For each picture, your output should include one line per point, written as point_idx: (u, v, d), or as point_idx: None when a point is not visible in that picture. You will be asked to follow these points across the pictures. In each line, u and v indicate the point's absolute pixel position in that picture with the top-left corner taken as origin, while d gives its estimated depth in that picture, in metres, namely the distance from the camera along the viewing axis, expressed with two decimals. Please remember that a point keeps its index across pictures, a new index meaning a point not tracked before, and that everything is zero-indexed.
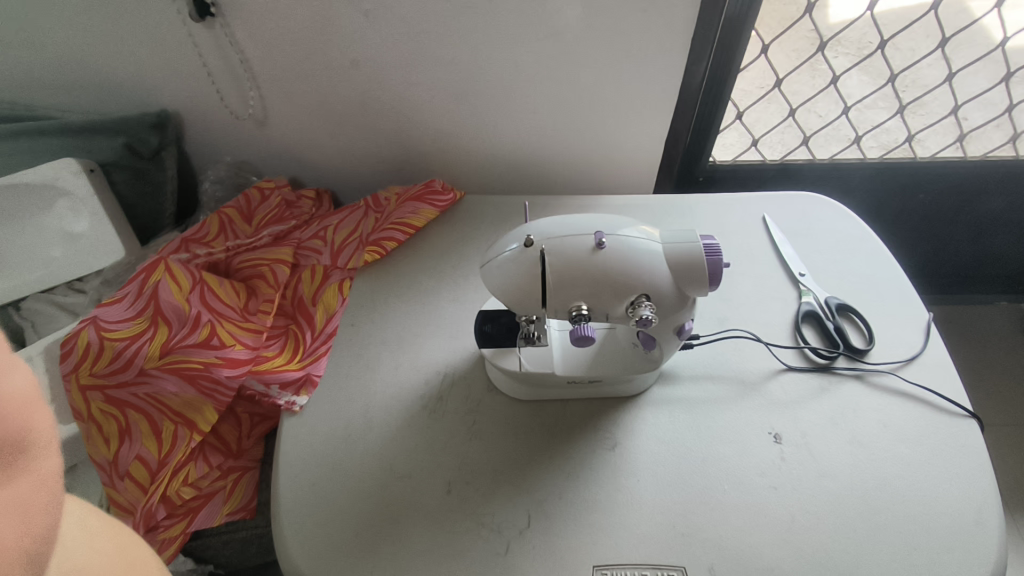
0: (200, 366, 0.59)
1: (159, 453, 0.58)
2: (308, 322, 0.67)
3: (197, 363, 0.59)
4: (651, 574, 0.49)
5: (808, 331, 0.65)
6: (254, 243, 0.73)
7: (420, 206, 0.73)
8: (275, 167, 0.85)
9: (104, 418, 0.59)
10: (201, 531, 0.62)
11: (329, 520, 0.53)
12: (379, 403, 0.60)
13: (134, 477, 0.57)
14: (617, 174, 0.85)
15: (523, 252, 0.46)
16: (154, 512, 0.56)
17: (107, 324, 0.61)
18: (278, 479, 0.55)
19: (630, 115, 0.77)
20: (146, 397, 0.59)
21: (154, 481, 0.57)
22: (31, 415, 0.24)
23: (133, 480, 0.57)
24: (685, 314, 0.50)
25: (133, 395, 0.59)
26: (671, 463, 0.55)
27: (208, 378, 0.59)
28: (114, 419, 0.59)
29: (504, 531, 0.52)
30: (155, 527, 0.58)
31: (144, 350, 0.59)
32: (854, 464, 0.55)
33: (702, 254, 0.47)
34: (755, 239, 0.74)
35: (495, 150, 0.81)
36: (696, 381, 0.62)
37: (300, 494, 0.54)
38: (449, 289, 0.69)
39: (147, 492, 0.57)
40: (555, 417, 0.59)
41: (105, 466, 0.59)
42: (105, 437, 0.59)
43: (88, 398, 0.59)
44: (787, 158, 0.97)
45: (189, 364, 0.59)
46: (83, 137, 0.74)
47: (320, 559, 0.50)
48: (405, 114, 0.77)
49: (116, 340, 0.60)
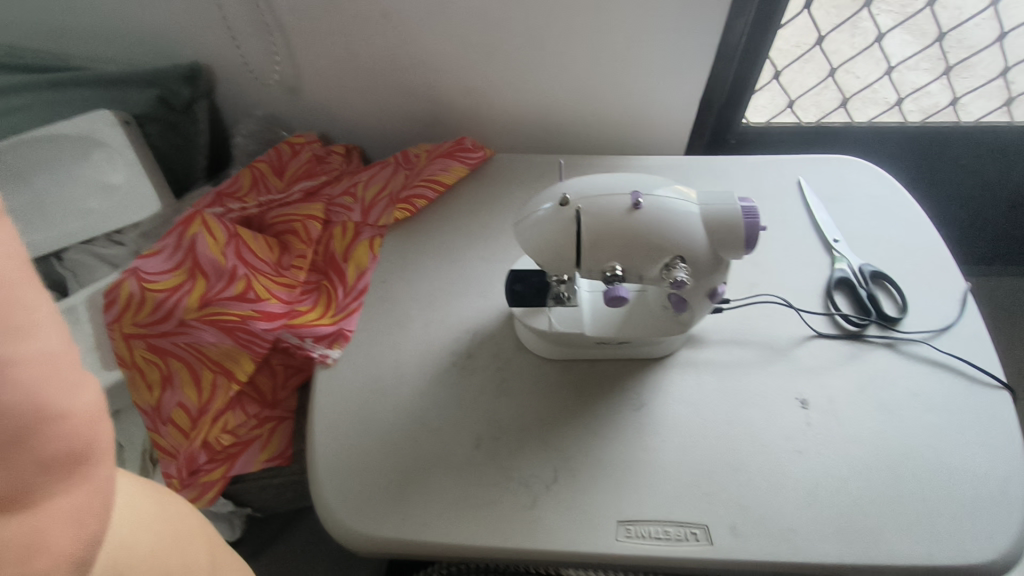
0: (236, 319, 0.60)
1: (199, 401, 0.60)
2: (339, 277, 0.68)
3: (234, 316, 0.60)
4: (674, 531, 0.50)
5: (841, 298, 0.64)
6: (285, 199, 0.74)
7: (450, 163, 0.73)
8: (304, 122, 0.85)
9: (147, 366, 0.61)
10: (241, 475, 0.65)
11: (363, 470, 0.55)
12: (409, 359, 0.61)
13: (177, 422, 0.60)
14: (649, 135, 0.83)
15: (559, 211, 0.46)
16: (195, 456, 0.60)
17: (147, 275, 0.62)
18: (314, 429, 0.57)
19: (665, 73, 0.75)
20: (187, 347, 0.61)
21: (196, 427, 0.60)
22: (95, 428, 0.26)
23: (176, 426, 0.61)
24: (718, 277, 0.50)
25: (174, 344, 0.61)
26: (697, 425, 0.56)
27: (245, 330, 0.60)
28: (156, 366, 0.61)
29: (531, 485, 0.53)
30: (197, 471, 0.61)
31: (184, 301, 0.61)
32: (881, 431, 0.55)
33: (739, 216, 0.47)
34: (789, 204, 0.73)
35: (524, 108, 0.80)
36: (725, 345, 0.62)
37: (334, 443, 0.56)
38: (478, 249, 0.69)
39: (189, 437, 0.60)
40: (583, 376, 0.60)
41: (149, 411, 0.62)
42: (149, 383, 0.62)
43: (131, 346, 0.62)
44: (822, 121, 0.94)
45: (226, 317, 0.60)
46: (118, 89, 0.75)
47: (355, 506, 0.53)
48: (434, 69, 0.76)
49: (156, 291, 0.61)
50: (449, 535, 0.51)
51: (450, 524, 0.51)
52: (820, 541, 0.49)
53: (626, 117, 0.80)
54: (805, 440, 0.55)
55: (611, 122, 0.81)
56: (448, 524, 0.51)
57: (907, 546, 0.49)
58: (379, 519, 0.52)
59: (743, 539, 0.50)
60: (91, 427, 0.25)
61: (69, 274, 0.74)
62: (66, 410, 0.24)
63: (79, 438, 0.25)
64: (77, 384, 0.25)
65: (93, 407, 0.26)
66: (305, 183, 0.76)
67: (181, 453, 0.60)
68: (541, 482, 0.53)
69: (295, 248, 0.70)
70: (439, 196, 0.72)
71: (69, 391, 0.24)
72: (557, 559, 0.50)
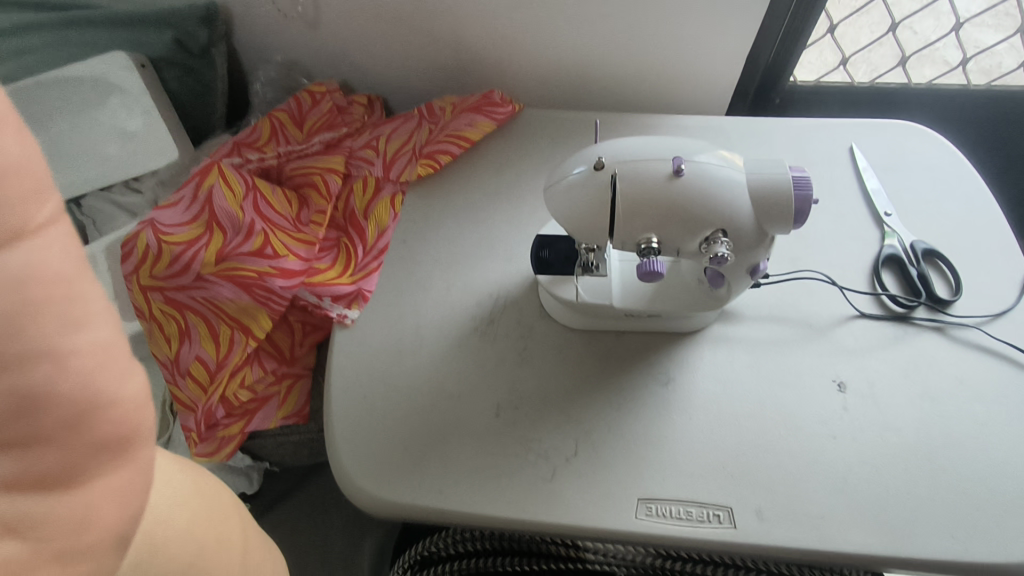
0: (255, 276, 0.59)
1: (217, 356, 0.59)
2: (358, 235, 0.66)
3: (251, 272, 0.59)
4: (697, 512, 0.49)
5: (888, 276, 0.60)
6: (305, 150, 0.71)
7: (477, 118, 0.69)
8: (325, 69, 0.81)
9: (164, 319, 0.60)
10: (258, 431, 0.65)
11: (380, 435, 0.54)
12: (429, 323, 0.59)
13: (194, 376, 0.60)
14: (689, 92, 0.77)
15: (593, 176, 0.43)
16: (214, 410, 0.59)
17: (164, 227, 0.60)
18: (331, 391, 0.56)
19: (712, 25, 0.69)
20: (203, 302, 0.59)
21: (213, 382, 0.59)
22: (141, 414, 0.25)
23: (194, 379, 0.60)
24: (762, 253, 0.46)
25: (191, 297, 0.60)
26: (727, 404, 0.54)
27: (263, 287, 0.59)
28: (173, 320, 0.60)
29: (551, 457, 0.52)
30: (215, 424, 0.61)
31: (200, 255, 0.59)
32: (923, 420, 0.52)
33: (790, 188, 0.43)
34: (838, 171, 0.67)
35: (556, 60, 0.75)
36: (760, 321, 0.58)
37: (352, 406, 0.55)
38: (503, 211, 0.66)
39: (206, 392, 0.59)
40: (609, 348, 0.57)
41: (167, 364, 0.61)
42: (166, 337, 0.61)
43: (148, 298, 0.60)
44: (876, 82, 0.86)
45: (244, 272, 0.59)
46: (133, 31, 0.71)
47: (371, 470, 0.52)
48: (463, 15, 0.71)
49: (173, 244, 0.59)
50: (465, 505, 0.50)
51: (467, 493, 0.50)
52: (850, 531, 0.47)
53: (666, 72, 0.75)
54: (840, 424, 0.52)
55: (650, 78, 0.76)
56: (465, 493, 0.50)
57: (943, 541, 0.46)
58: (394, 485, 0.51)
59: (770, 524, 0.48)
60: (137, 412, 0.25)
61: (90, 222, 0.73)
62: (113, 401, 0.24)
63: (126, 424, 0.25)
64: (127, 374, 0.25)
65: (141, 395, 0.25)
66: (325, 134, 0.73)
67: (198, 407, 0.59)
68: (561, 457, 0.52)
69: (314, 203, 0.68)
70: (464, 153, 0.69)
71: (119, 380, 0.24)
72: (574, 534, 0.49)
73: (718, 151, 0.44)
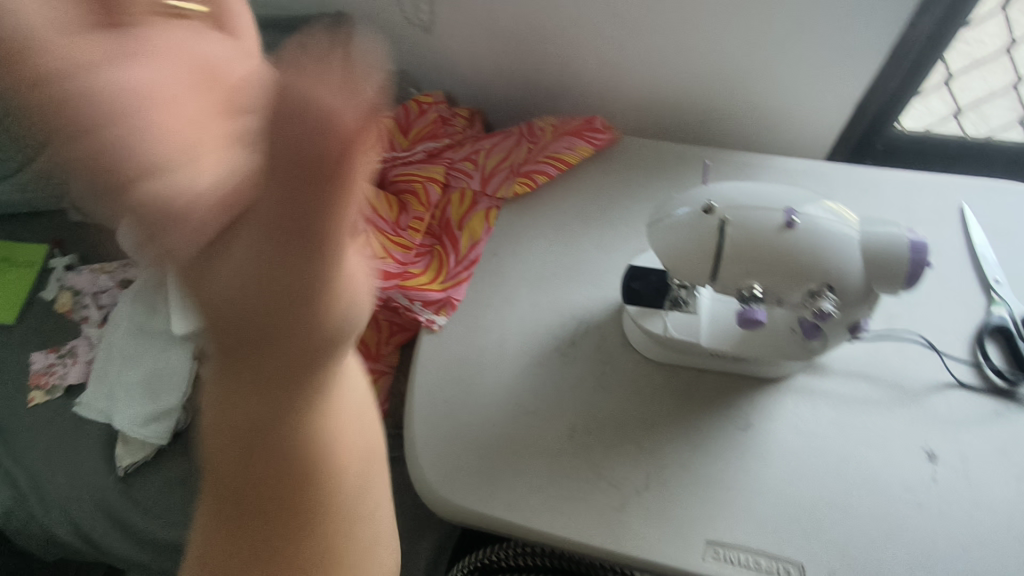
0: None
1: None
2: (452, 243, 0.69)
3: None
4: (766, 564, 0.48)
5: (992, 347, 0.58)
6: (409, 159, 0.75)
7: (577, 142, 0.71)
8: (434, 81, 0.85)
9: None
10: None
11: (458, 441, 0.56)
12: (514, 338, 0.61)
13: None
14: (792, 135, 0.76)
15: (702, 219, 0.43)
16: None
17: None
18: (415, 392, 0.59)
19: (829, 69, 0.68)
20: None
21: None
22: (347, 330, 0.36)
23: None
24: (865, 310, 0.45)
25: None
26: (806, 458, 0.53)
27: None
28: None
29: (622, 486, 0.52)
30: None
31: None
32: (1017, 502, 0.50)
33: (907, 250, 0.42)
34: (947, 231, 0.65)
35: (659, 92, 0.75)
36: (848, 377, 0.57)
37: (433, 409, 0.58)
38: (594, 236, 0.67)
39: None
40: (688, 385, 0.58)
41: None
42: None
43: None
44: (993, 137, 0.81)
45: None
46: (268, 33, 0.76)
47: (446, 474, 0.54)
48: (575, 41, 0.73)
49: None
50: (534, 519, 0.51)
51: (536, 508, 0.52)
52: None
53: (770, 113, 0.74)
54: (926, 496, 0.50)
55: (751, 117, 0.75)
56: (534, 509, 0.52)
57: None
58: (468, 492, 0.53)
59: None
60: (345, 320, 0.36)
61: None
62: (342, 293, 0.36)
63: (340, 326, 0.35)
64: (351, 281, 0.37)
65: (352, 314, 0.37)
66: (427, 143, 0.76)
67: None
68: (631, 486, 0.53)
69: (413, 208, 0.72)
70: (561, 175, 0.70)
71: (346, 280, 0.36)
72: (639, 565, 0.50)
73: (831, 205, 0.44)
